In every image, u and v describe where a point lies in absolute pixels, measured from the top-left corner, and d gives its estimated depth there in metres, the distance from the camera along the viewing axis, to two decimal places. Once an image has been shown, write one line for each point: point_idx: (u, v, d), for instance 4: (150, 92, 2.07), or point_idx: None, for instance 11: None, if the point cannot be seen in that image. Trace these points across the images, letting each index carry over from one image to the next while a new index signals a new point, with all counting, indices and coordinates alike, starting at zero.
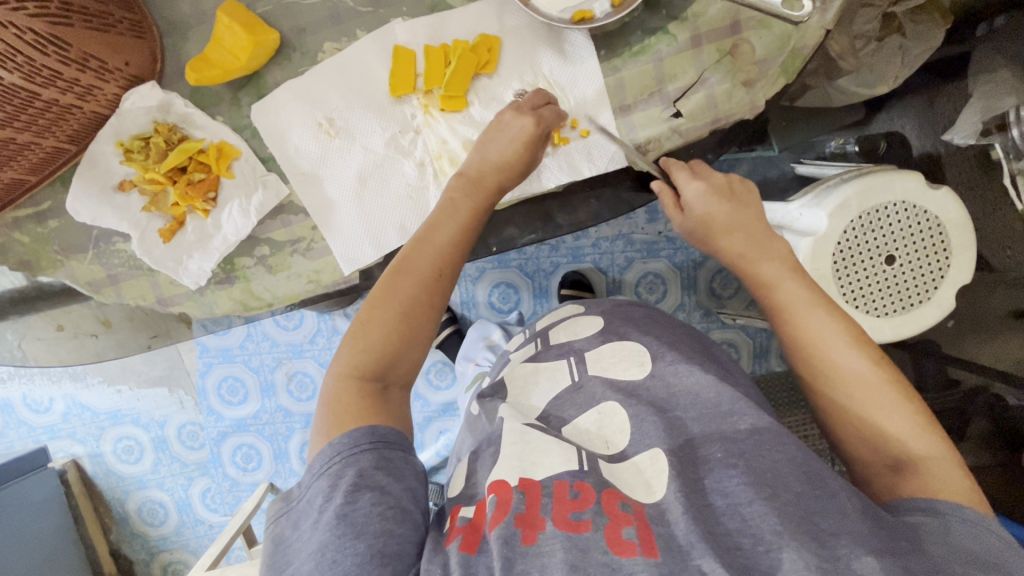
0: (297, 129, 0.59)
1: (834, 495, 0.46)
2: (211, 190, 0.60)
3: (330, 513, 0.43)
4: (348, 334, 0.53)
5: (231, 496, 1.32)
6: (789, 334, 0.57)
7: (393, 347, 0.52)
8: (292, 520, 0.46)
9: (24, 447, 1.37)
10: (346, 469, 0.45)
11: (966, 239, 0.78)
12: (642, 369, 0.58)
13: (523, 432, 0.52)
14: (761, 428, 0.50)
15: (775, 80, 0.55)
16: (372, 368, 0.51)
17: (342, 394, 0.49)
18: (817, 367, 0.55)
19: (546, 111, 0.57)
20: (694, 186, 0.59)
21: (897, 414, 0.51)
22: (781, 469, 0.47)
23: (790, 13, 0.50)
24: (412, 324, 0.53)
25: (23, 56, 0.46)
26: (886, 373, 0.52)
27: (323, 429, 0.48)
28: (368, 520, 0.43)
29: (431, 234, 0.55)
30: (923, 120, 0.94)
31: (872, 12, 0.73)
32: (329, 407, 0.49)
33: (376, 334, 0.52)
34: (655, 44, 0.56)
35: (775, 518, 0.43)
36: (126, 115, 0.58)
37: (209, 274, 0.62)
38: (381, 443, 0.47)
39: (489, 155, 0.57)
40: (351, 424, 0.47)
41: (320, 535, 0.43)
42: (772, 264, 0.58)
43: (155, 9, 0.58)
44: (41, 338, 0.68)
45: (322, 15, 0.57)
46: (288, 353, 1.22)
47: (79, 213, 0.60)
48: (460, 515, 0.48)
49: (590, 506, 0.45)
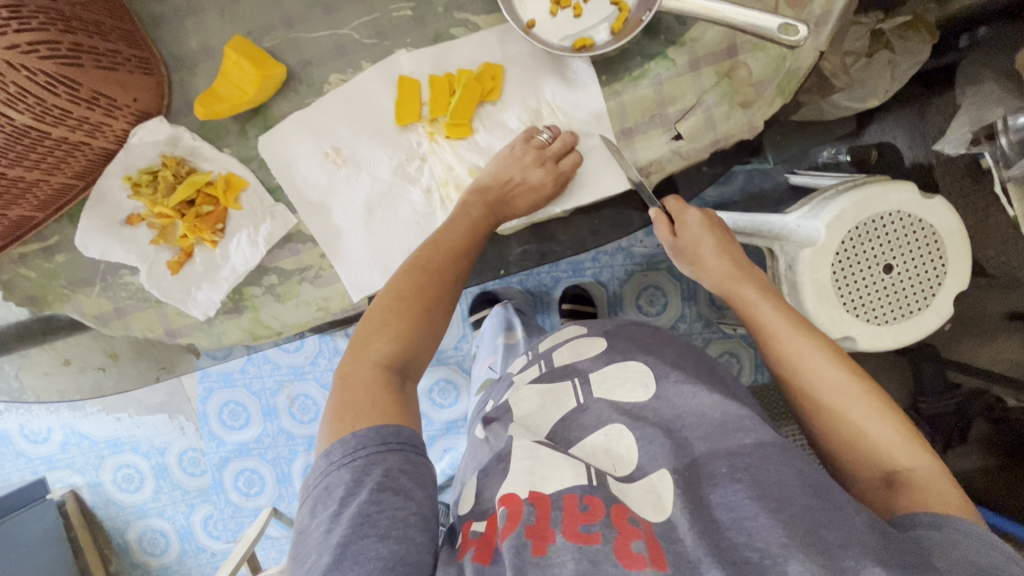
0: (304, 159, 0.60)
1: (840, 509, 0.46)
2: (220, 221, 0.61)
3: (353, 510, 0.43)
4: (373, 326, 0.54)
5: (234, 522, 1.30)
6: (770, 352, 0.59)
7: (415, 339, 0.54)
8: (310, 508, 0.46)
9: (22, 479, 1.35)
10: (372, 467, 0.45)
11: (961, 246, 0.80)
12: (646, 391, 0.58)
13: (533, 448, 0.52)
14: (764, 443, 0.51)
15: (771, 100, 0.57)
16: (394, 358, 0.53)
17: (361, 380, 0.51)
18: (799, 383, 0.56)
19: (566, 164, 0.60)
20: (695, 214, 0.64)
21: (881, 421, 0.53)
22: (788, 483, 0.48)
23: (786, 38, 0.52)
24: (429, 316, 0.55)
25: (33, 97, 0.47)
26: (864, 384, 0.54)
27: (344, 420, 0.48)
28: (392, 524, 0.43)
29: (445, 232, 0.58)
30: (916, 131, 0.96)
31: (862, 28, 0.76)
32: (356, 392, 0.50)
33: (397, 325, 0.54)
34: (654, 69, 0.58)
35: (781, 531, 0.44)
36: (134, 150, 0.58)
37: (219, 304, 0.62)
38: (408, 445, 0.48)
39: (501, 177, 0.60)
40: (379, 419, 0.48)
41: (342, 531, 0.43)
42: (752, 288, 0.61)
43: (163, 45, 0.59)
44: (47, 372, 0.68)
45: (329, 48, 0.58)
46: (290, 376, 1.22)
47: (88, 248, 0.60)
48: (472, 528, 0.49)
49: (600, 519, 0.45)
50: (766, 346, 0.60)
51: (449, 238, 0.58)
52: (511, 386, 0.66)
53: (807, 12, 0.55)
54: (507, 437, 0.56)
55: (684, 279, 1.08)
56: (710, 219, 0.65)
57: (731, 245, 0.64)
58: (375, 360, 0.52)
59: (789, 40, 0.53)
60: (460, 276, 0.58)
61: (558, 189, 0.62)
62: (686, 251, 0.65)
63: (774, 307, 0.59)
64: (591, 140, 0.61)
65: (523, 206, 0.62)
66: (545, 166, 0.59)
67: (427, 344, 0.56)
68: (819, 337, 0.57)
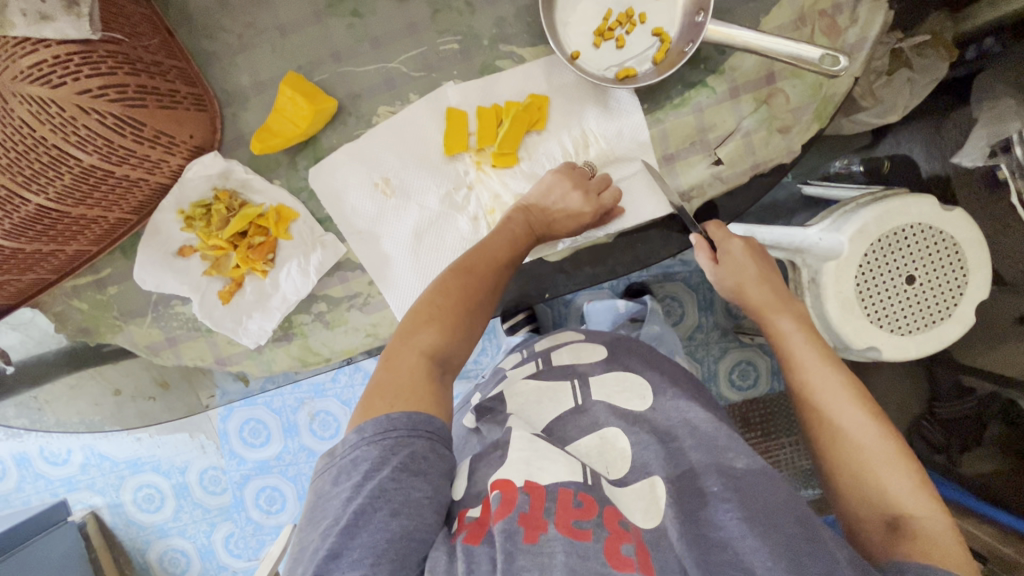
0: (353, 191, 0.61)
1: (825, 544, 0.47)
2: (271, 251, 0.62)
3: (374, 483, 0.44)
4: (418, 318, 0.54)
5: (255, 540, 1.30)
6: (795, 384, 0.61)
7: (457, 336, 0.54)
8: (332, 476, 0.47)
9: (41, 501, 1.33)
10: (398, 448, 0.46)
11: (980, 255, 0.81)
12: (644, 403, 0.60)
13: (532, 439, 0.53)
14: (754, 471, 0.52)
15: (808, 126, 0.58)
16: (437, 350, 0.53)
17: (406, 367, 0.50)
18: (822, 417, 0.58)
19: (607, 197, 0.61)
20: (739, 244, 0.65)
21: (892, 466, 0.53)
22: (774, 506, 0.49)
23: (827, 68, 0.53)
24: (472, 318, 0.56)
25: (103, 139, 0.48)
26: (884, 428, 0.55)
27: (388, 398, 0.48)
28: (405, 501, 0.44)
29: (493, 239, 0.58)
30: (931, 145, 0.96)
31: (885, 49, 0.75)
32: (398, 375, 0.50)
33: (441, 321, 0.54)
34: (694, 97, 0.59)
35: (768, 555, 0.44)
36: (187, 184, 0.59)
37: (269, 333, 0.64)
38: (437, 436, 0.48)
39: (545, 204, 0.60)
40: (413, 405, 0.48)
41: (359, 501, 0.44)
42: (786, 318, 0.63)
43: (215, 82, 0.60)
44: (95, 402, 0.69)
45: (377, 81, 0.59)
46: (310, 393, 1.22)
47: (145, 280, 0.61)
48: (467, 514, 0.49)
49: (592, 517, 0.46)
50: (792, 378, 0.62)
51: (497, 249, 0.58)
52: (504, 381, 0.68)
53: (842, 40, 0.57)
54: (505, 426, 0.56)
55: (700, 289, 1.09)
56: (752, 247, 0.67)
57: (770, 276, 0.66)
58: (421, 349, 0.52)
59: (830, 70, 0.54)
60: (500, 289, 0.58)
61: (598, 222, 0.63)
62: (724, 278, 0.67)
63: (806, 342, 0.61)
64: (632, 167, 0.62)
65: (565, 232, 0.62)
66: (586, 195, 0.60)
67: (466, 345, 0.56)
68: (846, 378, 0.58)
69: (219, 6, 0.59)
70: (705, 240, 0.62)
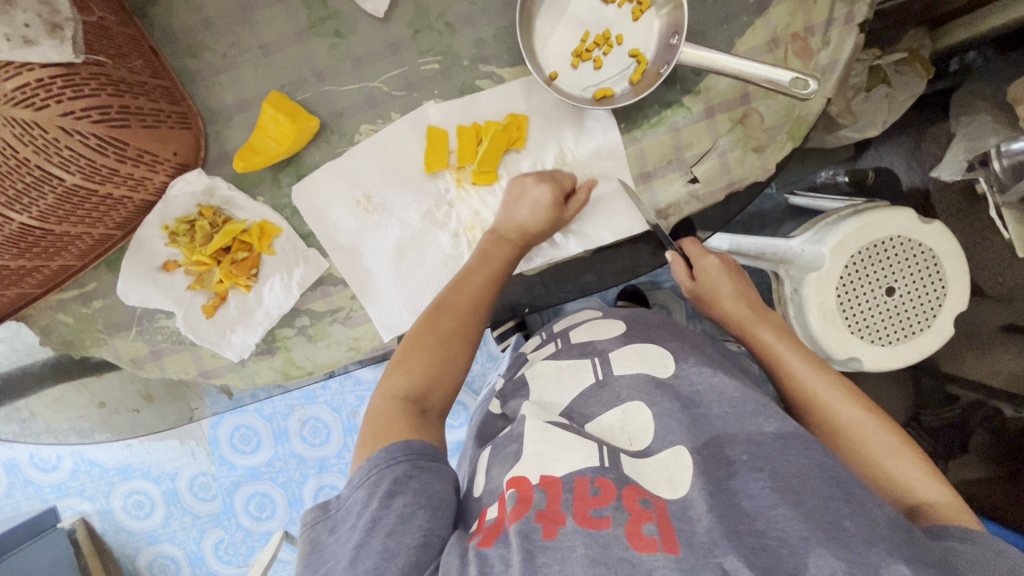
0: (336, 207, 0.62)
1: (861, 503, 0.47)
2: (254, 266, 0.63)
3: (366, 518, 0.45)
4: (393, 363, 0.56)
5: (245, 547, 1.30)
6: (789, 390, 0.62)
7: (431, 372, 0.56)
8: (328, 525, 0.47)
9: (31, 508, 1.33)
10: (382, 479, 0.47)
11: (959, 269, 0.82)
12: (666, 370, 0.61)
13: (545, 429, 0.53)
14: (785, 433, 0.52)
15: (782, 145, 0.59)
16: (411, 389, 0.54)
17: (383, 411, 0.53)
18: (820, 418, 0.59)
19: (561, 175, 0.62)
20: (711, 258, 0.68)
21: (899, 456, 0.55)
22: (807, 475, 0.49)
23: (796, 91, 0.54)
24: (451, 352, 0.57)
25: (85, 159, 0.49)
26: (880, 420, 0.57)
27: (367, 442, 0.51)
28: (401, 520, 0.44)
29: (467, 272, 0.60)
30: (912, 158, 0.97)
31: (863, 67, 0.79)
32: (372, 423, 0.52)
33: (415, 360, 0.56)
34: (670, 116, 0.60)
35: (801, 524, 0.45)
36: (172, 201, 0.60)
37: (253, 347, 0.64)
38: (416, 455, 0.49)
39: (513, 215, 0.61)
40: (398, 437, 0.50)
41: (356, 537, 0.44)
42: (766, 329, 0.66)
43: (199, 99, 0.61)
44: (79, 414, 0.70)
45: (359, 100, 0.61)
46: (300, 400, 1.23)
47: (129, 296, 0.62)
48: (486, 516, 0.49)
49: (611, 502, 0.46)
50: (782, 385, 0.63)
51: (472, 280, 0.59)
52: (527, 362, 0.72)
53: (814, 62, 0.58)
54: (521, 415, 0.58)
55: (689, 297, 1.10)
56: (726, 265, 0.71)
57: (745, 290, 0.70)
58: (394, 393, 0.54)
59: (800, 94, 0.55)
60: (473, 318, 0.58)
61: (569, 213, 0.63)
62: (703, 294, 0.71)
63: (789, 347, 0.64)
64: (607, 186, 0.63)
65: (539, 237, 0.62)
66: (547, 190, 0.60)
67: (449, 378, 0.57)
68: (835, 377, 0.60)
69: (203, 26, 0.60)
70: (680, 256, 0.66)
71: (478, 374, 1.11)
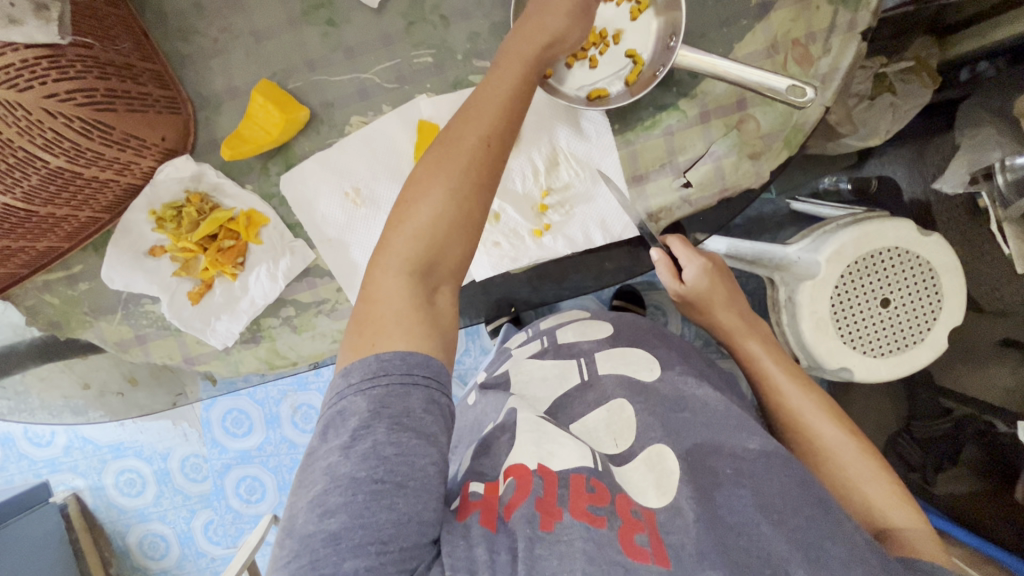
0: (324, 198, 0.61)
1: (840, 523, 0.47)
2: (241, 255, 0.63)
3: (369, 448, 0.40)
4: (391, 229, 0.47)
5: (234, 528, 1.31)
6: (771, 406, 0.62)
7: (439, 234, 0.46)
8: (323, 432, 0.42)
9: (24, 481, 1.34)
10: (390, 401, 0.41)
11: (956, 284, 0.81)
12: (651, 374, 0.60)
13: (539, 423, 0.53)
14: (768, 451, 0.52)
15: (778, 153, 0.58)
16: (415, 260, 0.45)
17: (381, 293, 0.45)
18: (801, 434, 0.59)
19: None
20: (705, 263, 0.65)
21: (875, 482, 0.55)
22: (788, 492, 0.49)
23: (794, 98, 0.53)
24: (464, 206, 0.46)
25: (69, 142, 0.49)
26: (858, 442, 0.57)
27: (369, 329, 0.44)
28: (408, 474, 0.40)
29: (474, 109, 0.48)
30: (914, 168, 0.94)
31: (866, 74, 0.77)
32: (376, 305, 0.44)
33: (415, 224, 0.46)
34: (665, 119, 0.60)
35: (785, 544, 0.45)
36: (160, 186, 0.60)
37: (237, 335, 0.64)
38: (433, 381, 0.43)
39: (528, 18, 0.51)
40: (402, 340, 0.43)
41: (353, 469, 0.39)
42: (755, 341, 0.65)
43: (190, 84, 0.60)
44: (66, 395, 0.70)
45: (350, 91, 0.60)
46: (293, 386, 1.22)
47: (113, 280, 0.62)
48: (469, 492, 0.49)
49: (607, 503, 0.46)
50: (767, 397, 0.63)
51: (482, 119, 0.48)
52: (510, 358, 0.71)
53: (813, 70, 0.57)
54: (511, 407, 0.57)
55: None
56: (719, 268, 0.68)
57: (737, 296, 0.68)
58: (394, 267, 0.45)
59: (798, 102, 0.54)
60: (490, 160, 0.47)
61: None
62: (694, 298, 0.68)
63: (776, 361, 0.63)
64: (595, 178, 0.62)
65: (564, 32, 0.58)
66: None
67: (460, 242, 0.47)
68: (820, 397, 0.60)
69: (195, 10, 0.59)
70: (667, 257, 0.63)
71: (471, 368, 1.11)
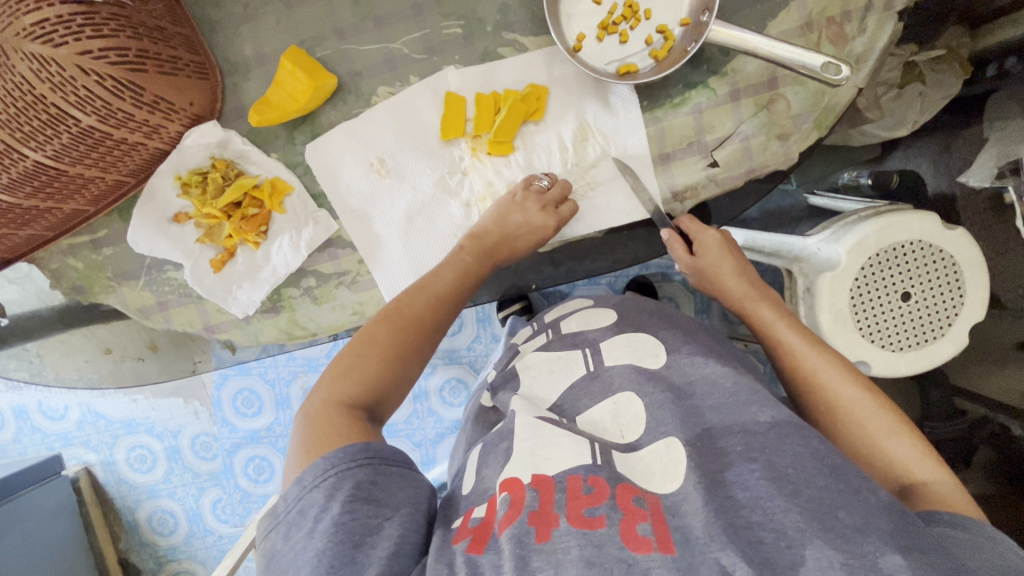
0: (349, 168, 0.62)
1: (857, 491, 0.46)
2: (264, 223, 0.63)
3: (327, 522, 0.43)
4: (338, 366, 0.54)
5: (242, 507, 1.32)
6: (787, 370, 0.61)
7: (380, 384, 0.55)
8: (283, 532, 0.45)
9: (37, 454, 1.35)
10: (343, 482, 0.45)
11: (980, 279, 0.79)
12: (658, 360, 0.60)
13: (536, 427, 0.53)
14: (780, 421, 0.51)
15: (808, 134, 0.57)
16: (359, 400, 0.53)
17: (322, 418, 0.50)
18: (819, 399, 0.58)
19: (564, 208, 0.61)
20: (713, 234, 0.64)
21: (896, 437, 0.54)
22: (802, 463, 0.47)
23: (829, 74, 0.53)
24: (404, 367, 0.56)
25: (101, 101, 0.49)
26: (877, 398, 0.56)
27: (310, 451, 0.48)
28: (366, 532, 0.43)
29: (431, 277, 0.60)
30: (939, 162, 0.93)
31: (897, 60, 0.76)
32: (314, 429, 0.49)
33: (365, 371, 0.54)
34: (694, 97, 0.59)
35: (798, 515, 0.44)
36: (185, 151, 0.60)
37: (258, 304, 0.65)
38: (376, 458, 0.47)
39: (504, 226, 0.61)
40: (345, 442, 0.48)
41: (317, 544, 0.42)
42: (768, 307, 0.64)
43: (218, 50, 0.60)
44: (85, 362, 0.70)
45: (379, 60, 0.60)
46: (304, 367, 1.23)
47: (139, 244, 0.63)
48: (472, 515, 0.48)
49: (604, 501, 0.45)
50: (780, 362, 0.62)
51: (433, 289, 0.59)
52: (518, 355, 0.71)
53: (848, 49, 0.56)
54: (511, 409, 0.57)
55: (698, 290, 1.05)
56: (727, 239, 0.67)
57: (747, 267, 0.67)
58: (340, 401, 0.52)
59: (833, 79, 0.53)
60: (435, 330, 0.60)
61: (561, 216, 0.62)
62: (704, 270, 0.67)
63: (789, 326, 0.62)
64: (612, 156, 0.61)
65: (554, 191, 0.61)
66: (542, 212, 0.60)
67: (394, 395, 0.56)
68: (835, 355, 0.59)
69: None
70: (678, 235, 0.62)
71: (482, 355, 1.11)
